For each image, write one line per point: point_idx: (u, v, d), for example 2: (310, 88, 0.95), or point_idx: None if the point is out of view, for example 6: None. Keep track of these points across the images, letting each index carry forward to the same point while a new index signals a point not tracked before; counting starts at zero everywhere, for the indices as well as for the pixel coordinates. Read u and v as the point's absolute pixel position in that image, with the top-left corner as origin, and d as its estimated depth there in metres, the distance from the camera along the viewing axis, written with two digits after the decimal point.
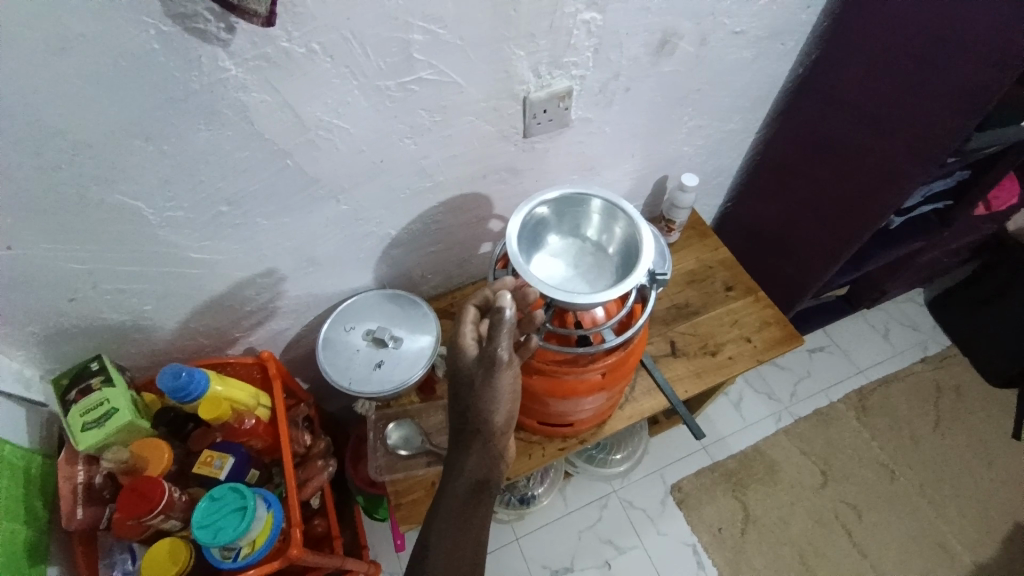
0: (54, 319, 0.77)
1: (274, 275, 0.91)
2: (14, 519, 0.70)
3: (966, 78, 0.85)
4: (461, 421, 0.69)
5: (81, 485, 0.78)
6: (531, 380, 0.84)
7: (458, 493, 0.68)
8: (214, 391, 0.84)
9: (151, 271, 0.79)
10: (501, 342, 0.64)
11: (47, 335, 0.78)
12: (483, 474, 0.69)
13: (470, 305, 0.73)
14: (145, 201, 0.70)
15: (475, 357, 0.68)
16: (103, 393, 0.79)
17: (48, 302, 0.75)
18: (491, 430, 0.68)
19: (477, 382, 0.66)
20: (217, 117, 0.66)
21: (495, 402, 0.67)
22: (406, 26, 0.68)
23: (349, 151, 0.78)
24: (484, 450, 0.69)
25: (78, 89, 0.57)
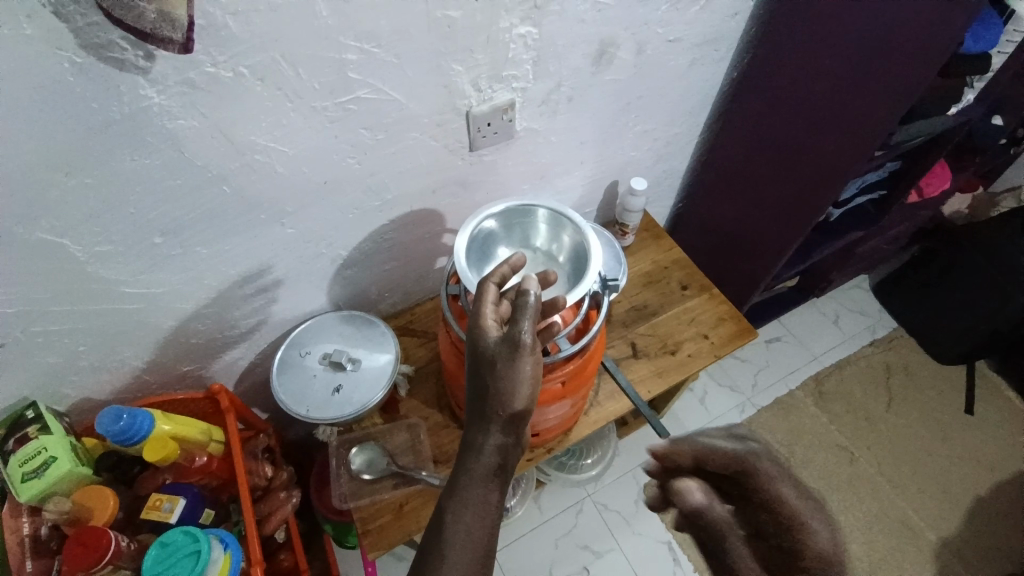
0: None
1: (221, 305, 0.88)
2: None
3: (887, 77, 0.91)
4: (478, 404, 0.61)
5: (28, 538, 0.74)
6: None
7: (471, 484, 0.60)
8: (159, 430, 0.80)
9: (84, 309, 0.75)
10: (524, 324, 0.58)
11: None
12: (500, 463, 0.60)
13: (487, 281, 0.65)
14: (70, 238, 0.67)
15: (496, 340, 0.60)
16: (40, 442, 0.74)
17: None
18: (510, 416, 0.60)
19: (498, 366, 0.59)
20: (147, 147, 0.64)
21: (517, 388, 0.59)
22: (340, 46, 0.67)
23: (289, 174, 0.77)
24: (503, 438, 0.60)
25: None
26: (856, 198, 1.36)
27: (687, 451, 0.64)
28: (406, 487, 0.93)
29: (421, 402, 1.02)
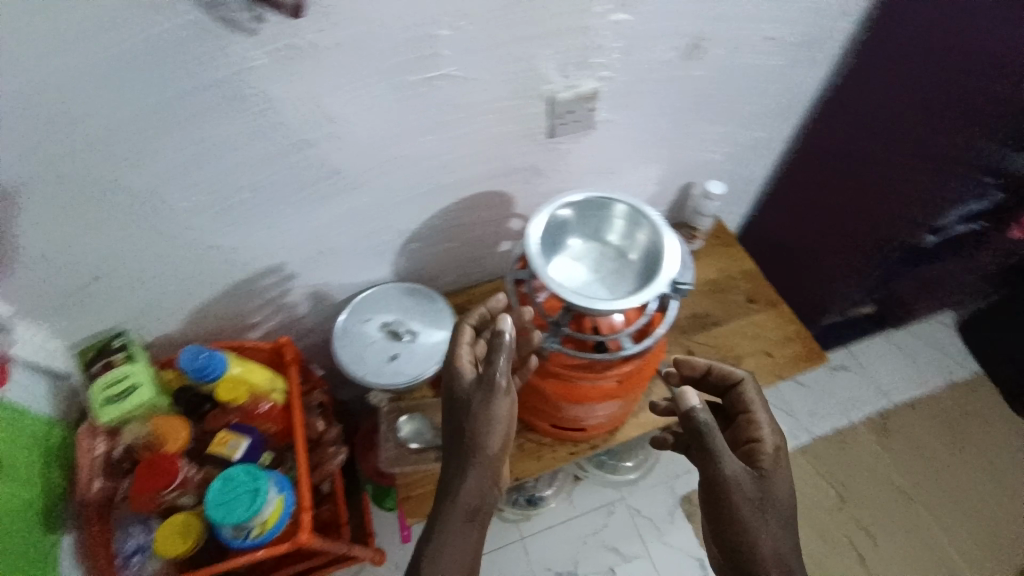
0: (79, 296, 0.79)
1: (292, 264, 0.92)
2: (31, 489, 0.72)
3: (996, 92, 0.88)
4: (456, 445, 0.71)
5: (100, 458, 0.79)
6: (546, 383, 0.84)
7: (452, 519, 0.69)
8: (231, 374, 0.87)
9: (173, 253, 0.81)
10: (499, 365, 0.68)
11: (73, 313, 0.81)
12: (476, 502, 0.70)
13: (466, 326, 0.78)
14: (168, 184, 0.72)
15: (471, 381, 0.71)
16: (126, 369, 0.80)
17: (74, 280, 0.77)
18: (483, 458, 0.70)
19: (474, 406, 0.69)
20: (242, 106, 0.67)
21: (490, 427, 0.69)
22: (429, 21, 0.68)
23: (371, 144, 0.79)
24: (479, 480, 0.70)
25: (110, 72, 0.59)
26: (957, 228, 1.15)
27: (701, 362, 0.83)
28: None
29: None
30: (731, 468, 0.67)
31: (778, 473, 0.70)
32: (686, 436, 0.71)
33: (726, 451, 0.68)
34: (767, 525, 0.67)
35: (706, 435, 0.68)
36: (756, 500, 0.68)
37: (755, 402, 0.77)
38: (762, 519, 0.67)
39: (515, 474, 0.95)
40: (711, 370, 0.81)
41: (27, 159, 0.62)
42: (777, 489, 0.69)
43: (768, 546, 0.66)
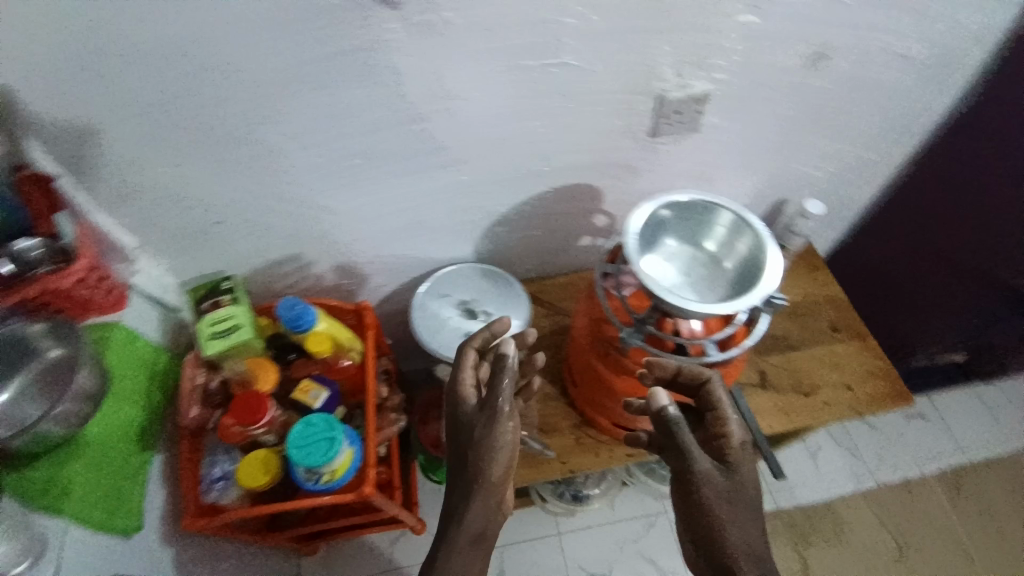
0: (195, 235, 0.86)
1: (383, 235, 0.95)
2: (133, 404, 0.77)
3: None
4: (456, 472, 0.70)
5: (198, 387, 0.85)
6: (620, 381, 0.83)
7: (455, 548, 0.68)
8: (319, 328, 0.91)
9: (281, 210, 0.85)
10: (503, 389, 0.69)
11: (187, 251, 0.88)
12: (480, 531, 0.68)
13: (470, 350, 0.79)
14: (288, 144, 0.76)
15: (474, 407, 0.72)
16: (231, 309, 0.86)
17: (194, 221, 0.83)
18: (485, 491, 0.68)
19: (479, 431, 0.69)
20: (369, 75, 0.70)
21: (493, 457, 0.68)
22: (558, 7, 0.68)
23: (479, 124, 0.80)
24: (484, 510, 0.69)
25: (260, 32, 0.63)
26: None
27: (670, 363, 0.74)
28: None
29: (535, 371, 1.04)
30: (701, 464, 0.65)
31: (746, 463, 0.67)
32: (662, 439, 0.69)
33: (694, 445, 0.67)
34: (739, 522, 0.63)
35: (678, 435, 0.67)
36: (722, 499, 0.64)
37: (724, 400, 0.72)
38: (733, 514, 0.64)
39: (570, 465, 0.95)
40: (681, 369, 0.73)
41: (176, 102, 0.68)
42: (746, 483, 0.66)
43: (739, 544, 0.62)
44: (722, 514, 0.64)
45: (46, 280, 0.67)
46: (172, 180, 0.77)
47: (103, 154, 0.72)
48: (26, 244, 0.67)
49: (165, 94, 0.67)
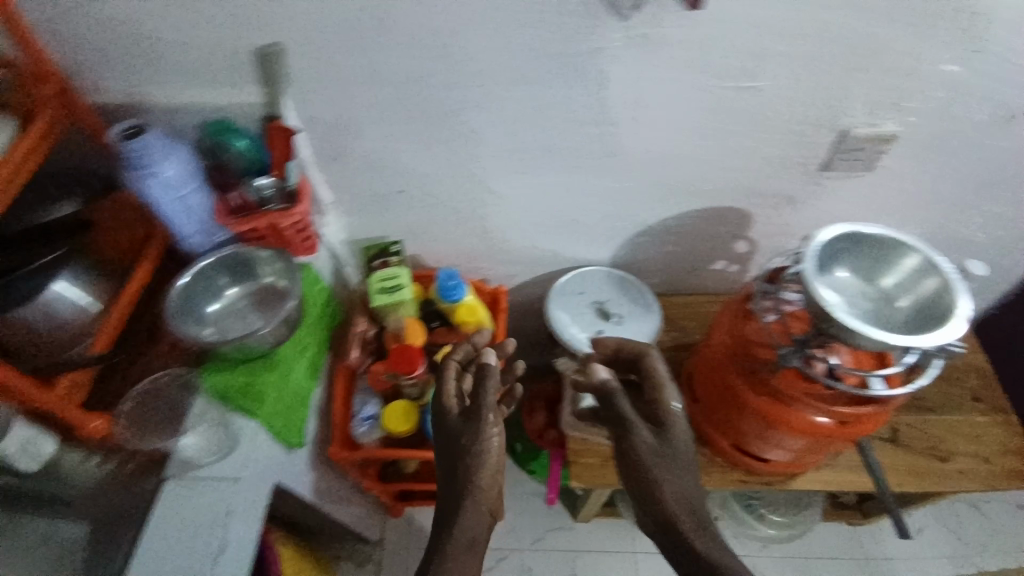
0: (378, 200, 0.95)
1: (535, 226, 1.01)
2: (312, 337, 0.86)
3: None
4: (447, 482, 0.67)
5: (359, 334, 0.94)
6: (761, 403, 0.83)
7: (446, 561, 0.61)
8: (469, 301, 0.98)
9: (457, 188, 0.93)
10: (488, 394, 0.70)
11: (367, 212, 0.98)
12: (473, 541, 0.63)
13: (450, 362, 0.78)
14: (486, 132, 0.82)
15: (458, 416, 0.71)
16: (399, 269, 0.94)
17: (382, 187, 0.93)
18: (473, 500, 0.64)
19: (467, 436, 0.67)
20: (583, 80, 0.75)
21: (482, 459, 0.66)
22: (772, 34, 0.72)
23: (659, 135, 0.84)
24: (475, 519, 0.63)
25: (500, 28, 0.69)
26: None
27: (610, 340, 0.77)
28: None
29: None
30: (643, 433, 0.66)
31: (677, 419, 0.68)
32: (604, 411, 0.70)
33: (634, 416, 0.67)
34: (673, 476, 0.63)
35: (617, 405, 0.68)
36: (658, 462, 0.64)
37: (662, 371, 0.72)
38: (666, 468, 0.64)
39: None
40: (621, 344, 0.76)
41: (411, 84, 0.75)
42: (677, 436, 0.67)
43: (675, 495, 0.63)
44: (665, 472, 0.63)
45: (271, 215, 0.78)
46: (378, 150, 0.86)
47: (334, 120, 0.80)
48: (264, 182, 0.78)
49: (405, 76, 0.74)
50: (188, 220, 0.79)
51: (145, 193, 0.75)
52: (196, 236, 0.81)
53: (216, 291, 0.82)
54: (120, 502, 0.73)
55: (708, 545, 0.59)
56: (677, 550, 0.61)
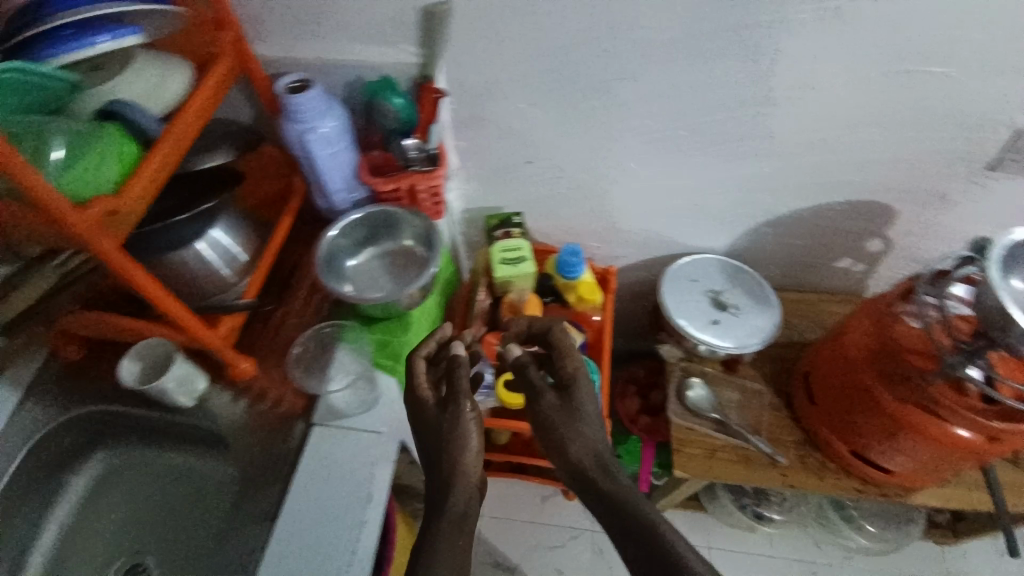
0: (504, 171, 0.93)
1: (657, 209, 0.98)
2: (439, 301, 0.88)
3: None
4: (429, 469, 0.58)
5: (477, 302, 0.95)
6: (906, 411, 0.81)
7: (436, 535, 0.52)
8: (586, 279, 0.97)
9: (587, 164, 0.90)
10: (463, 370, 0.60)
11: (488, 182, 0.96)
12: (466, 514, 0.54)
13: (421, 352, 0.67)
14: (639, 105, 0.79)
15: (436, 406, 0.60)
16: (521, 241, 0.94)
17: (511, 159, 0.91)
18: (451, 491, 0.54)
19: (444, 423, 0.57)
20: (752, 54, 0.72)
21: (465, 446, 0.56)
22: (980, 13, 0.65)
23: (819, 120, 0.79)
24: (465, 505, 0.54)
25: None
26: None
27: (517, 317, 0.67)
28: (728, 437, 0.97)
29: (759, 375, 1.04)
30: (547, 386, 0.60)
31: (582, 380, 0.59)
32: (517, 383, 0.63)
33: (542, 380, 0.60)
34: (579, 429, 0.56)
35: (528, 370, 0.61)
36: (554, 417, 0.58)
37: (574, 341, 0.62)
38: (574, 422, 0.56)
39: (795, 481, 0.94)
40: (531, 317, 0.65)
41: (572, 52, 0.73)
42: (586, 404, 0.58)
43: (585, 451, 0.55)
44: (582, 431, 0.56)
45: (413, 177, 0.78)
46: (519, 118, 0.83)
47: (482, 85, 0.79)
48: (411, 144, 0.77)
49: (568, 41, 0.72)
50: (336, 176, 0.79)
51: (301, 147, 0.76)
52: (339, 194, 0.82)
53: (357, 247, 0.84)
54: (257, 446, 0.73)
55: (617, 484, 0.52)
56: (620, 523, 0.50)
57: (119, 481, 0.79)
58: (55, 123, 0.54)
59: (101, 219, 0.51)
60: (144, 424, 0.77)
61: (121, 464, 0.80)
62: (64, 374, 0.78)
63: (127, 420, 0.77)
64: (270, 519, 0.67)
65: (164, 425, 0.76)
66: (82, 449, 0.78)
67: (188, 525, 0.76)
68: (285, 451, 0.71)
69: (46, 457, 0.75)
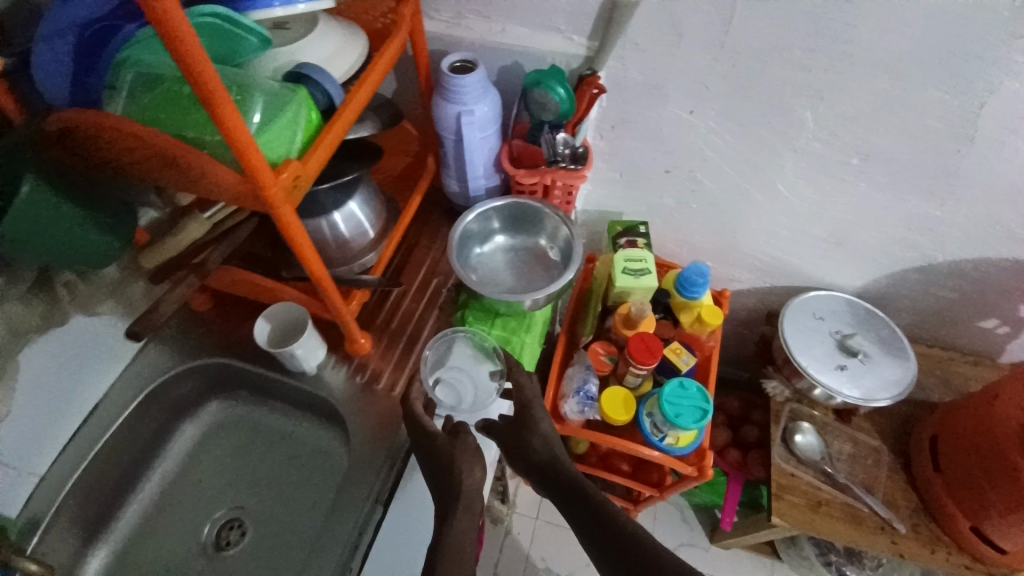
0: (640, 177, 0.88)
1: (794, 236, 0.91)
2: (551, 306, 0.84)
3: None
4: (436, 481, 0.64)
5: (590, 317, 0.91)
6: None
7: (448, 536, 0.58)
8: (707, 302, 0.90)
9: (733, 181, 0.84)
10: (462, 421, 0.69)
11: (618, 187, 0.91)
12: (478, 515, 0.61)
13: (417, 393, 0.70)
14: (817, 124, 0.72)
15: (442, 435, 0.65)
16: (646, 252, 0.88)
17: (650, 166, 0.85)
18: (467, 500, 0.61)
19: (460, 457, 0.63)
20: (962, 85, 0.64)
21: (473, 470, 0.63)
22: None
23: (1020, 168, 0.70)
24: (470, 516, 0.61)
25: (905, 13, 0.59)
26: None
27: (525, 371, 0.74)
28: (833, 490, 0.92)
29: (873, 430, 0.97)
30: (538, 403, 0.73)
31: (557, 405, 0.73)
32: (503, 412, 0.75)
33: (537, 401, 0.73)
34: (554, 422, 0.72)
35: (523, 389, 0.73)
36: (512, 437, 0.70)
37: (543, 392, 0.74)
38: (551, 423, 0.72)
39: (900, 548, 0.86)
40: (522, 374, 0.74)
41: (755, 60, 0.67)
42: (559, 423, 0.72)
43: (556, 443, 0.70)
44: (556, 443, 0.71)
45: (557, 173, 0.75)
46: (671, 124, 0.78)
47: (645, 85, 0.74)
48: (561, 137, 0.74)
49: (754, 49, 0.66)
50: (479, 162, 0.78)
51: (453, 128, 0.74)
52: (477, 180, 0.80)
53: (486, 235, 0.83)
54: (361, 427, 0.73)
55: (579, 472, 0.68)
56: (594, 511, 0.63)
57: (226, 436, 0.81)
58: (255, 81, 0.53)
59: (291, 186, 0.51)
60: (262, 385, 0.79)
61: (231, 419, 0.82)
62: (192, 322, 0.79)
63: (246, 375, 0.78)
64: (382, 502, 0.68)
65: (282, 386, 0.78)
66: (199, 397, 0.80)
67: (289, 491, 0.77)
68: (399, 437, 0.71)
69: (167, 399, 0.77)
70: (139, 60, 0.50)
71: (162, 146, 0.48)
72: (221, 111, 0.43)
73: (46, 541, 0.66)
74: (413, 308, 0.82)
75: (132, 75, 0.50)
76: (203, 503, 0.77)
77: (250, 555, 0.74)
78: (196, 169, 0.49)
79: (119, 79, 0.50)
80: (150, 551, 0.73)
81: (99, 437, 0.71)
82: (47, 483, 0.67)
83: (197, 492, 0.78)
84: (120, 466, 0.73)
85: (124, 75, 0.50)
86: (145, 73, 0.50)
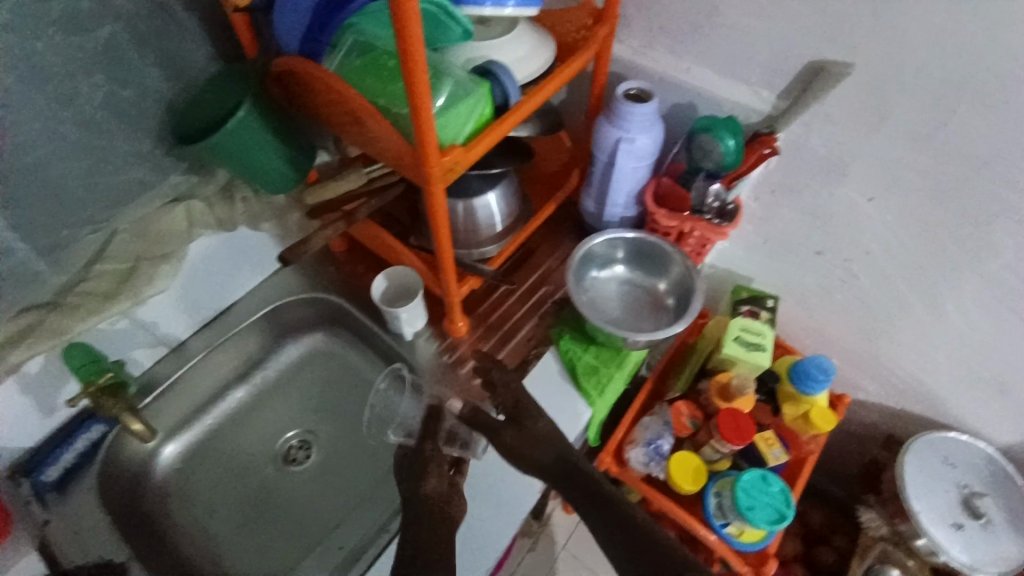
0: (787, 251, 0.81)
1: (950, 367, 0.78)
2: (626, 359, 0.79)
3: None
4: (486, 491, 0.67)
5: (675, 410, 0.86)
6: None
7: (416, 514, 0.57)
8: (821, 402, 0.82)
9: (894, 286, 0.75)
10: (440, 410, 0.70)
11: (758, 253, 0.85)
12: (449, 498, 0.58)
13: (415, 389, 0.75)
14: (1023, 257, 0.62)
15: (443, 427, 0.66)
16: (768, 327, 0.82)
17: (803, 243, 0.79)
18: None
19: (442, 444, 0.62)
20: None
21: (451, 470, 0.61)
22: None
23: None
24: None
25: None
26: None
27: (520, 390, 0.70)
28: None
29: None
30: None
31: None
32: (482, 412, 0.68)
33: None
34: None
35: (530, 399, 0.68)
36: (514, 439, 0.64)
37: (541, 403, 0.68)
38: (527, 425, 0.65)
39: None
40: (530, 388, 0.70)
41: (967, 167, 0.59)
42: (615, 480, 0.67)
43: None
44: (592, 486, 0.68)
45: (699, 223, 0.72)
46: (843, 207, 0.71)
47: (828, 159, 0.68)
48: (714, 188, 0.71)
49: (969, 155, 0.58)
50: (622, 190, 0.78)
51: (608, 150, 0.74)
52: (614, 208, 0.80)
53: (607, 261, 0.82)
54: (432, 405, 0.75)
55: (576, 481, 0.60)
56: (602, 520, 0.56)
57: (317, 365, 0.88)
58: (449, 69, 0.57)
59: (447, 172, 0.55)
60: (362, 332, 0.85)
61: (325, 351, 0.89)
62: (325, 259, 0.88)
63: (353, 320, 0.85)
64: None
65: (378, 340, 0.83)
66: (309, 324, 0.88)
67: (356, 436, 0.83)
68: None
69: (286, 318, 0.86)
70: (361, 29, 0.56)
71: (357, 103, 0.53)
72: (416, 88, 0.46)
73: (159, 403, 0.78)
74: (515, 309, 0.83)
75: (351, 41, 0.56)
76: (286, 416, 0.85)
77: (307, 479, 0.80)
78: (378, 131, 0.54)
79: (342, 40, 0.57)
80: (234, 441, 0.82)
81: (227, 332, 0.83)
82: (175, 356, 0.80)
83: (284, 405, 0.86)
84: (232, 364, 0.84)
85: (345, 39, 0.57)
86: (361, 40, 0.56)
